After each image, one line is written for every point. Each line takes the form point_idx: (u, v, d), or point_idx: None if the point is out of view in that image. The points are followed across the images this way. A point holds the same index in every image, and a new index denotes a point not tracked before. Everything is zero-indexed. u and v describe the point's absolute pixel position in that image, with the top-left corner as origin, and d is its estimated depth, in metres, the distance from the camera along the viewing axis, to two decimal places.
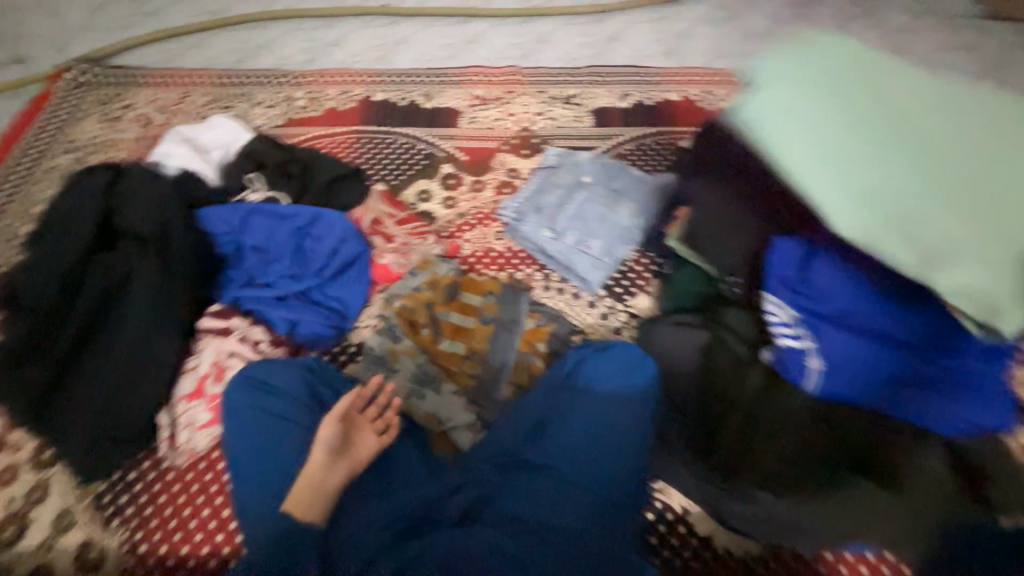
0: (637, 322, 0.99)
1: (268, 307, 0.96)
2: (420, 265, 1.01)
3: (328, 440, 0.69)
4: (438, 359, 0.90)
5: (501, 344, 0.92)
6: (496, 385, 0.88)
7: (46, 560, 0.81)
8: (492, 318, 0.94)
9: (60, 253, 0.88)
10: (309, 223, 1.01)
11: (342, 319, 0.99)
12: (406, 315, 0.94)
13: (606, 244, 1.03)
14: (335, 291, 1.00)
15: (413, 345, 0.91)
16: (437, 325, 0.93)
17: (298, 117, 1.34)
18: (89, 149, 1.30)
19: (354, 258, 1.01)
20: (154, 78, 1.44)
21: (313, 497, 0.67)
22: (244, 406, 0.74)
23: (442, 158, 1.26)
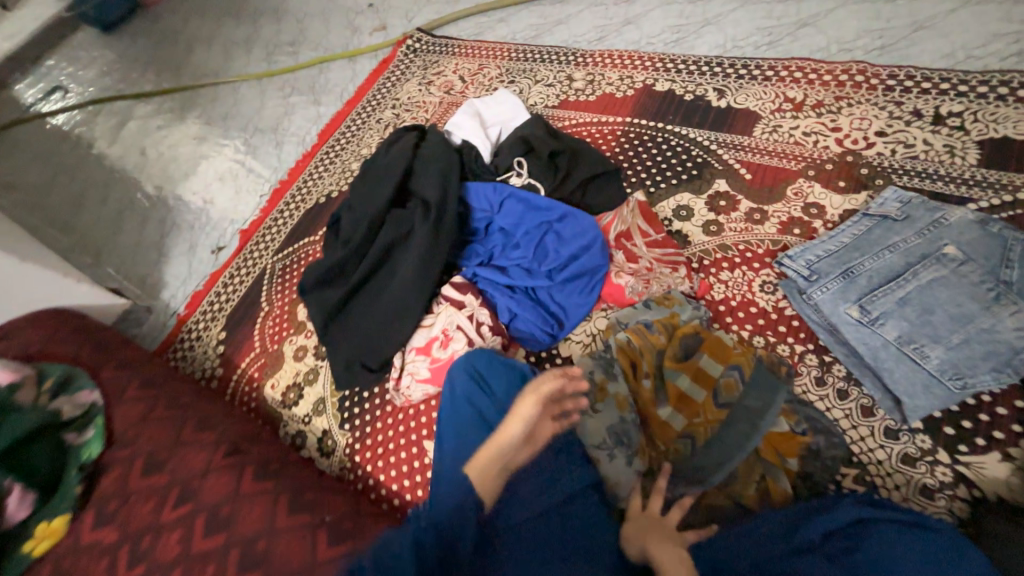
0: (967, 495, 0.66)
1: (498, 292, 0.99)
2: (658, 299, 0.87)
3: (526, 415, 0.72)
4: (648, 421, 0.77)
5: (734, 436, 0.73)
6: (714, 484, 0.71)
7: (304, 429, 1.06)
8: (730, 400, 0.75)
9: (371, 200, 1.06)
10: (560, 222, 0.97)
11: (559, 328, 0.94)
12: (628, 354, 0.81)
13: (952, 357, 0.68)
14: (560, 298, 0.95)
15: (627, 394, 0.78)
16: (661, 382, 0.79)
17: (573, 100, 1.30)
18: (406, 107, 1.56)
19: (590, 272, 0.94)
20: (463, 49, 1.61)
21: (495, 465, 0.68)
22: (459, 396, 0.79)
23: (719, 171, 1.04)
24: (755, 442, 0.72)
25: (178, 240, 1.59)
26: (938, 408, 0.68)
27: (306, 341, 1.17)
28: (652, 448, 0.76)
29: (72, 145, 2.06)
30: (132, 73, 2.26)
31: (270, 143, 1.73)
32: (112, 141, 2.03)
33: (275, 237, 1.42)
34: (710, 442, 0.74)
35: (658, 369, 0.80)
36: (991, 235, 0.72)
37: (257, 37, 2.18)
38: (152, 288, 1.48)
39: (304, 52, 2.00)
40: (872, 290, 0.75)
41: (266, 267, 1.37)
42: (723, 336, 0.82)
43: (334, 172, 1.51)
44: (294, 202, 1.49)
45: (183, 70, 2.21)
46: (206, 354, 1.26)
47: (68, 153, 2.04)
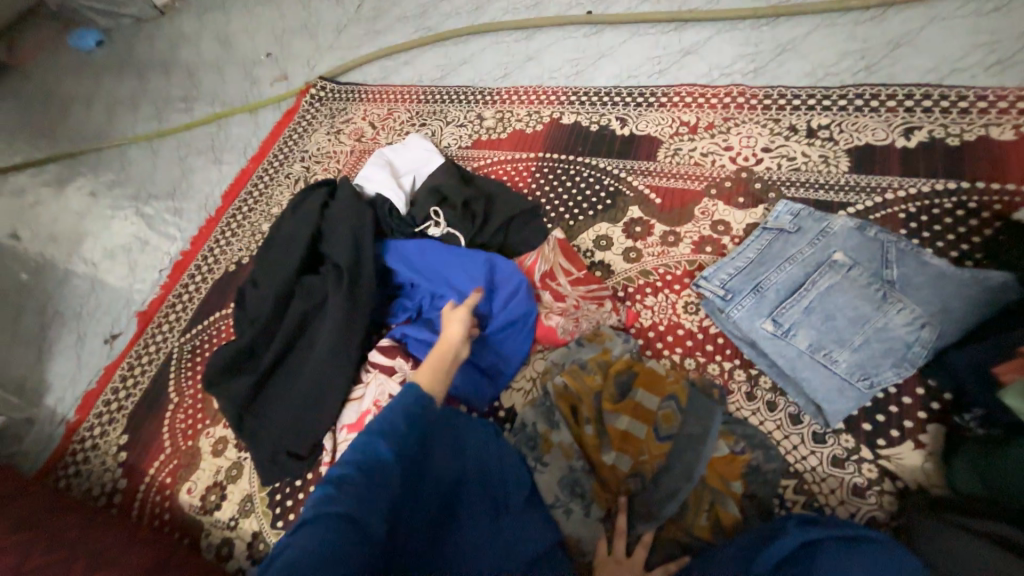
0: (894, 488, 0.69)
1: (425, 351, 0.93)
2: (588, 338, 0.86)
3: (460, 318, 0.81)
4: (597, 469, 0.75)
5: (680, 467, 0.73)
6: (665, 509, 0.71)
7: (231, 536, 0.93)
8: (671, 433, 0.75)
9: (281, 270, 0.99)
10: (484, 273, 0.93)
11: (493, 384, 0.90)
12: (569, 397, 0.79)
13: (858, 358, 0.73)
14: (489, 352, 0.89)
15: (572, 442, 0.76)
16: (603, 425, 0.77)
17: (485, 139, 1.30)
18: (316, 159, 1.49)
19: (519, 321, 0.90)
20: (370, 95, 1.58)
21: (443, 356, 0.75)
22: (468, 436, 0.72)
23: (631, 198, 1.07)
24: (701, 470, 0.71)
25: (62, 332, 1.39)
26: (854, 409, 0.72)
27: (225, 431, 1.04)
28: (607, 494, 0.74)
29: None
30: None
31: (168, 210, 1.58)
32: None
33: (179, 316, 1.28)
34: (659, 478, 0.73)
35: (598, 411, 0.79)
36: (871, 238, 0.79)
37: (144, 95, 2.01)
38: (34, 394, 1.27)
39: (199, 107, 1.87)
40: (780, 302, 0.78)
41: (171, 352, 1.22)
42: (655, 366, 0.82)
43: (243, 235, 1.39)
44: (199, 273, 1.35)
45: (57, 137, 1.99)
46: (105, 465, 1.09)
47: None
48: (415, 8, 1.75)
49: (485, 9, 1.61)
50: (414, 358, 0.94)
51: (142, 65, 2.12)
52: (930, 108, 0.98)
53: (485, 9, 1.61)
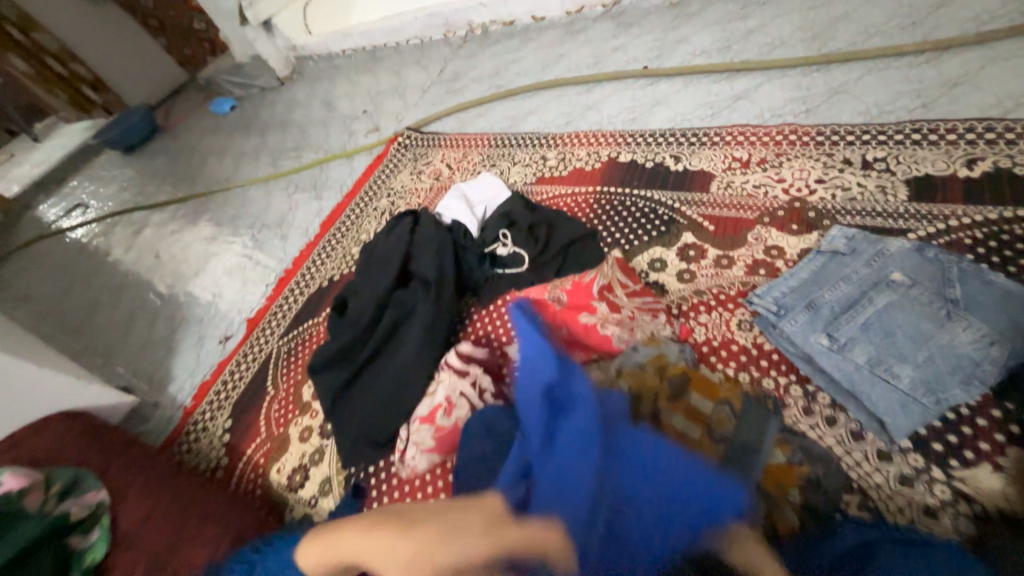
0: (970, 511, 0.67)
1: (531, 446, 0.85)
2: (647, 348, 0.91)
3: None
4: None
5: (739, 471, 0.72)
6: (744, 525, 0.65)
7: (313, 512, 1.05)
8: (727, 436, 0.76)
9: (373, 281, 1.16)
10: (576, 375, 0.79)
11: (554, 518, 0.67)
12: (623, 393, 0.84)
13: (923, 375, 0.72)
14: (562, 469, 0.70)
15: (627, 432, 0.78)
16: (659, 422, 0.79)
17: (549, 176, 1.46)
18: (400, 194, 1.72)
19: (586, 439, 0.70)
20: (448, 141, 1.82)
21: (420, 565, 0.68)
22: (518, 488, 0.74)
23: (685, 226, 1.15)
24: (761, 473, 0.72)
25: (187, 335, 1.66)
26: (921, 425, 0.71)
27: (312, 421, 1.19)
28: None
29: (89, 255, 2.20)
30: (148, 186, 2.48)
31: (276, 237, 1.88)
32: (128, 248, 2.18)
33: (280, 323, 1.49)
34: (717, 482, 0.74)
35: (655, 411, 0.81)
36: (929, 259, 0.80)
37: (263, 147, 2.44)
38: (160, 383, 1.52)
39: (306, 155, 2.23)
40: (837, 318, 0.81)
41: (271, 352, 1.42)
42: (706, 375, 0.87)
43: (336, 257, 1.62)
44: (298, 288, 1.58)
45: (195, 181, 2.44)
46: (212, 444, 1.27)
47: (85, 262, 2.18)
48: (489, 71, 2.03)
49: (551, 69, 1.84)
50: (482, 363, 1.02)
51: (263, 123, 2.58)
52: (993, 140, 0.99)
53: (551, 69, 1.84)
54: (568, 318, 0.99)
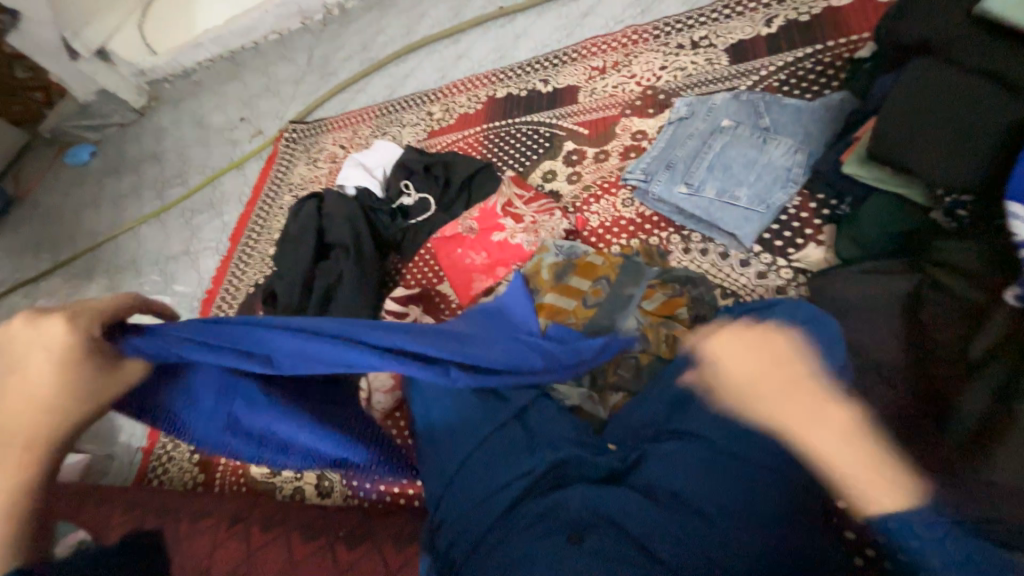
0: (806, 278, 0.86)
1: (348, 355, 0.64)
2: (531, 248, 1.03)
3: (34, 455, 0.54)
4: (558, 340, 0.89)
5: (604, 318, 0.88)
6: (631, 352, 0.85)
7: (301, 483, 1.11)
8: (598, 302, 0.90)
9: (296, 263, 1.18)
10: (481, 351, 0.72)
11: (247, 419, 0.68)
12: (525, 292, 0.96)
13: (755, 191, 0.90)
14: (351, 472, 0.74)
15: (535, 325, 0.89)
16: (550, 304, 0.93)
17: (438, 128, 1.52)
18: (301, 186, 1.71)
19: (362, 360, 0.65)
20: (334, 123, 1.81)
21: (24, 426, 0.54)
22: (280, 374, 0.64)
23: (564, 136, 1.27)
24: (626, 315, 0.88)
25: None
26: (761, 229, 0.89)
27: None
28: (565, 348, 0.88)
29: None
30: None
31: (186, 265, 1.81)
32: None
33: None
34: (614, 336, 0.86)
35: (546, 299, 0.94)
36: (744, 102, 0.98)
37: (131, 177, 2.20)
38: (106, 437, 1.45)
39: (192, 177, 2.10)
40: (689, 169, 0.97)
41: None
42: (593, 256, 0.98)
43: (255, 263, 1.60)
44: (224, 303, 1.55)
45: (54, 231, 2.13)
46: (183, 466, 1.27)
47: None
48: (358, 47, 2.01)
49: (416, 30, 1.87)
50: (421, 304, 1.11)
51: (119, 150, 2.29)
52: None
53: (417, 29, 1.86)
54: (483, 242, 1.11)
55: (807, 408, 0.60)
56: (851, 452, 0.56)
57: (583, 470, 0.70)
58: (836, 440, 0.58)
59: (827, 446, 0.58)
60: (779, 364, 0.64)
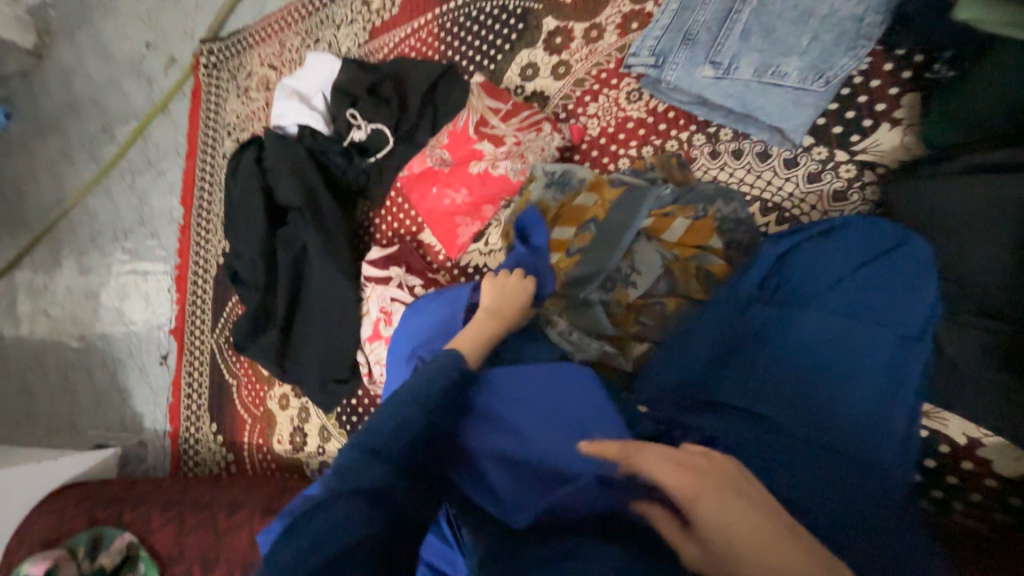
0: (873, 176, 0.67)
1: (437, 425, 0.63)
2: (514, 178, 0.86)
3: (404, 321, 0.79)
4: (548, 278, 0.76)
5: (592, 259, 0.73)
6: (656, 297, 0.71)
7: (325, 458, 1.10)
8: (586, 246, 0.75)
9: (252, 234, 1.01)
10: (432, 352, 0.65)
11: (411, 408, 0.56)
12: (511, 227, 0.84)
13: (808, 61, 0.66)
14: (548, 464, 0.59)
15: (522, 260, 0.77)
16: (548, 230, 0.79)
17: (380, 24, 1.13)
18: (239, 127, 1.43)
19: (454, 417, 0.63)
20: (254, 36, 1.43)
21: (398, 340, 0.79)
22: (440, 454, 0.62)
23: (542, 10, 0.94)
24: (618, 253, 0.72)
25: (127, 372, 1.56)
26: (814, 116, 0.67)
27: (283, 389, 1.19)
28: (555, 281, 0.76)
29: None
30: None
31: (149, 238, 1.63)
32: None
33: (204, 319, 1.38)
34: (632, 280, 0.72)
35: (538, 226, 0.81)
36: None
37: (54, 138, 1.85)
38: (135, 425, 1.47)
39: (118, 131, 1.76)
40: (716, 39, 0.70)
41: (214, 348, 1.34)
42: (581, 195, 0.80)
43: (215, 228, 1.42)
44: (199, 280, 1.42)
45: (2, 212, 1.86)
46: (211, 449, 1.29)
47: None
48: None
49: None
50: (405, 262, 0.96)
51: (29, 105, 1.87)
52: None
53: None
54: (461, 176, 0.90)
55: (756, 518, 0.40)
56: (742, 530, 0.39)
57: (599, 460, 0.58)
58: (687, 538, 0.43)
59: (670, 529, 0.44)
60: (702, 485, 0.42)
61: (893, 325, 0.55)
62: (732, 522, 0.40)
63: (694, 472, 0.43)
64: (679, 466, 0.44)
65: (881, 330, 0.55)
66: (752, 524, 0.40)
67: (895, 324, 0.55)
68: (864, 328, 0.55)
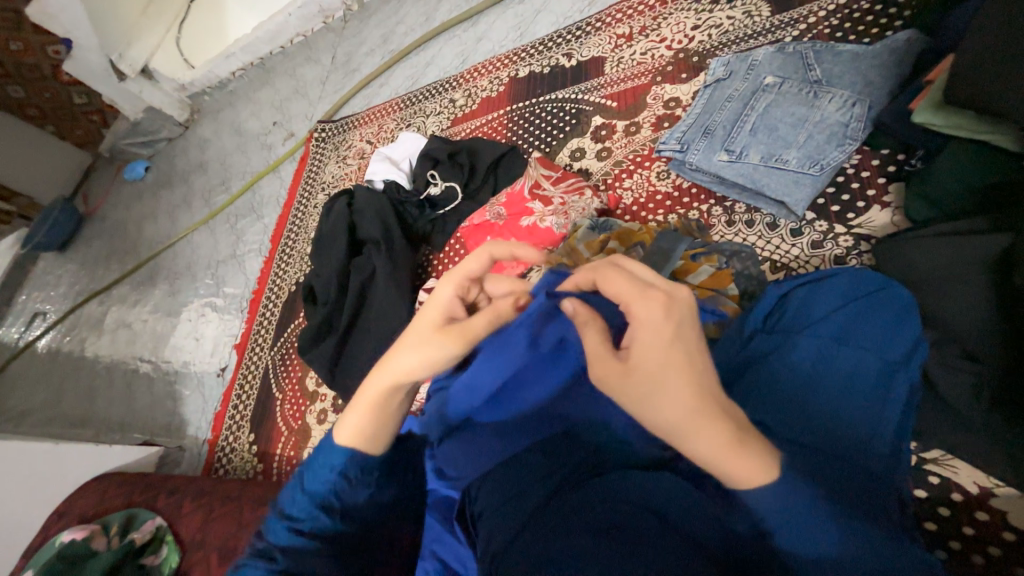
0: (867, 246, 0.78)
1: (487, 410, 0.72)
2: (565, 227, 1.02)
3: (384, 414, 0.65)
4: None
5: None
6: None
7: None
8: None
9: (332, 259, 1.20)
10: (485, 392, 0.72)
11: (328, 510, 0.64)
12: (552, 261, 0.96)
13: (806, 152, 0.82)
14: (538, 397, 0.70)
15: None
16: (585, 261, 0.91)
17: (461, 115, 1.43)
18: (333, 185, 1.74)
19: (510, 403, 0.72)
20: (360, 120, 1.81)
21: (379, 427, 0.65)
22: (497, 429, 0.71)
23: (592, 111, 1.20)
24: None
25: (185, 383, 1.72)
26: (813, 194, 0.81)
27: (323, 404, 1.28)
28: None
29: (41, 351, 2.07)
30: (67, 263, 2.24)
31: (235, 268, 1.90)
32: (81, 331, 2.06)
33: (267, 336, 1.55)
34: None
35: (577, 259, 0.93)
36: (792, 53, 0.88)
37: (177, 187, 2.27)
38: (179, 431, 1.59)
39: (233, 183, 2.15)
40: (729, 133, 0.89)
41: (269, 363, 1.49)
42: (628, 226, 0.96)
43: (296, 261, 1.66)
44: (271, 303, 1.62)
45: (119, 243, 2.23)
46: (244, 458, 1.38)
47: (43, 360, 2.05)
48: (378, 40, 1.98)
49: (434, 16, 1.83)
50: None
51: (166, 161, 2.33)
52: None
53: (434, 15, 1.83)
54: (512, 227, 1.06)
55: (693, 385, 0.47)
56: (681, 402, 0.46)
57: (607, 450, 0.63)
58: (606, 356, 0.51)
59: (594, 343, 0.53)
60: (673, 338, 0.48)
61: (878, 356, 0.63)
62: (668, 371, 0.47)
63: (661, 292, 0.50)
64: (643, 284, 0.51)
65: (873, 362, 0.63)
66: (687, 369, 0.47)
67: (880, 356, 0.63)
68: (853, 357, 0.64)
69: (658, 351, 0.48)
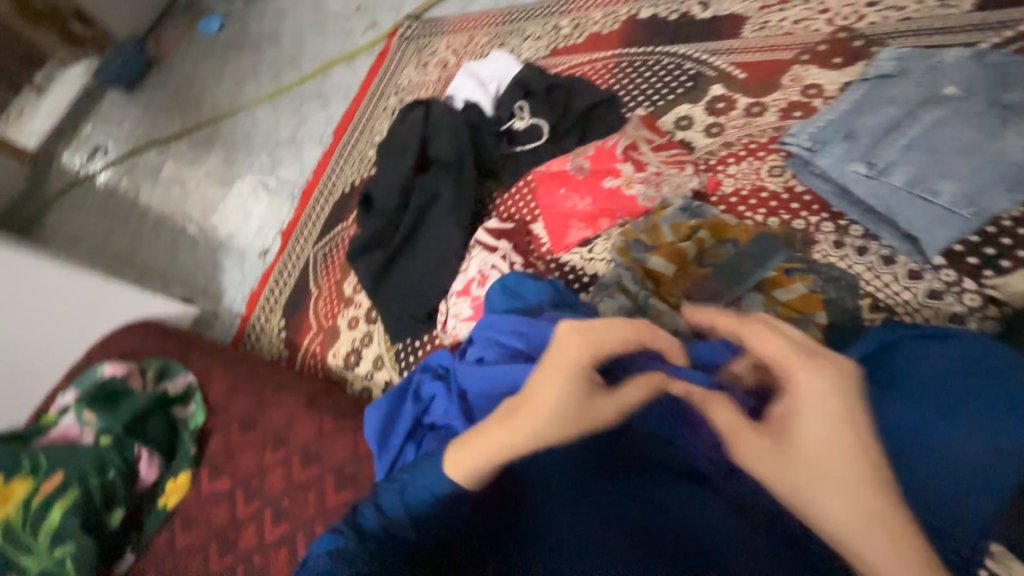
0: (993, 312, 0.69)
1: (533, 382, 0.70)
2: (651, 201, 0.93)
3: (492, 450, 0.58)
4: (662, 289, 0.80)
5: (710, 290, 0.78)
6: None
7: (370, 384, 1.20)
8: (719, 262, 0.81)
9: (397, 171, 1.15)
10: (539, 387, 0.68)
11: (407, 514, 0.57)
12: (629, 235, 0.89)
13: (964, 188, 0.70)
14: None
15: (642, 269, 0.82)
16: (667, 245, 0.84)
17: (564, 46, 1.29)
18: (407, 91, 1.65)
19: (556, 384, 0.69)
20: (450, 25, 1.67)
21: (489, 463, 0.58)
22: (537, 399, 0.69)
23: (714, 77, 1.06)
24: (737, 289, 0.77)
25: (227, 254, 1.76)
26: (954, 237, 0.71)
27: (356, 312, 1.29)
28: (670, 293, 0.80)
29: (98, 188, 2.12)
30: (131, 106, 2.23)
31: (292, 153, 1.87)
32: (137, 178, 2.10)
33: (313, 231, 1.54)
34: None
35: (657, 241, 0.86)
36: (988, 66, 0.74)
37: (249, 53, 2.18)
38: (216, 299, 1.65)
39: (304, 63, 2.06)
40: (876, 144, 0.78)
41: (310, 257, 1.49)
42: (724, 217, 0.87)
43: (356, 162, 1.61)
44: (322, 198, 1.60)
45: (184, 98, 2.19)
46: (272, 340, 1.43)
47: (98, 197, 2.10)
48: None
49: None
50: (513, 241, 1.04)
51: (242, 23, 2.23)
52: None
53: None
54: (592, 186, 0.98)
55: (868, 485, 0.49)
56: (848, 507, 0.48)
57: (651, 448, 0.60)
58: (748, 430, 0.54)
59: (732, 419, 0.55)
60: (840, 423, 0.51)
61: (984, 435, 0.55)
62: (833, 461, 0.50)
63: (830, 367, 0.53)
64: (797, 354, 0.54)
65: (974, 441, 0.56)
66: (855, 458, 0.50)
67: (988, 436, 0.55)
68: (949, 427, 0.57)
69: (824, 432, 0.51)
